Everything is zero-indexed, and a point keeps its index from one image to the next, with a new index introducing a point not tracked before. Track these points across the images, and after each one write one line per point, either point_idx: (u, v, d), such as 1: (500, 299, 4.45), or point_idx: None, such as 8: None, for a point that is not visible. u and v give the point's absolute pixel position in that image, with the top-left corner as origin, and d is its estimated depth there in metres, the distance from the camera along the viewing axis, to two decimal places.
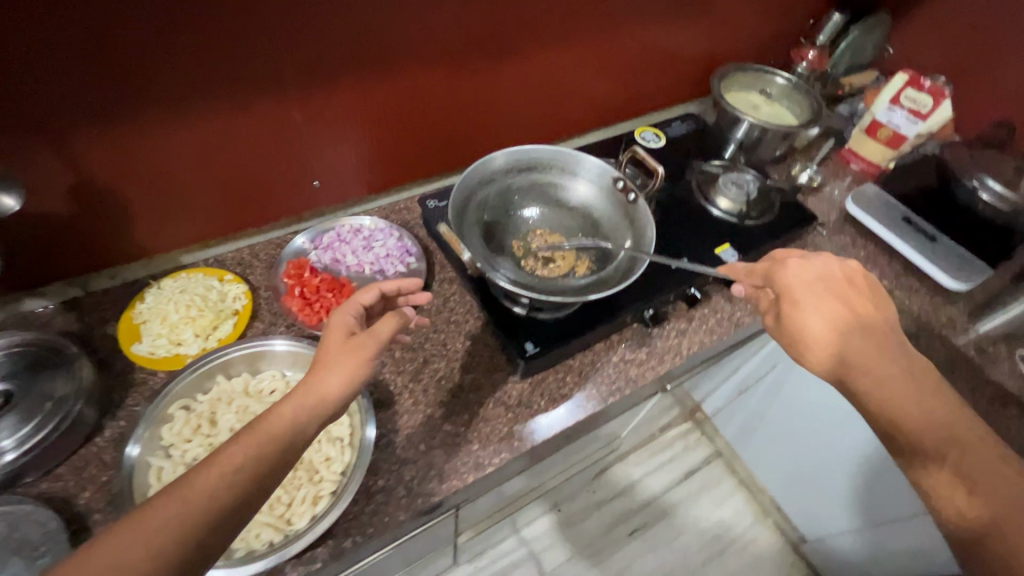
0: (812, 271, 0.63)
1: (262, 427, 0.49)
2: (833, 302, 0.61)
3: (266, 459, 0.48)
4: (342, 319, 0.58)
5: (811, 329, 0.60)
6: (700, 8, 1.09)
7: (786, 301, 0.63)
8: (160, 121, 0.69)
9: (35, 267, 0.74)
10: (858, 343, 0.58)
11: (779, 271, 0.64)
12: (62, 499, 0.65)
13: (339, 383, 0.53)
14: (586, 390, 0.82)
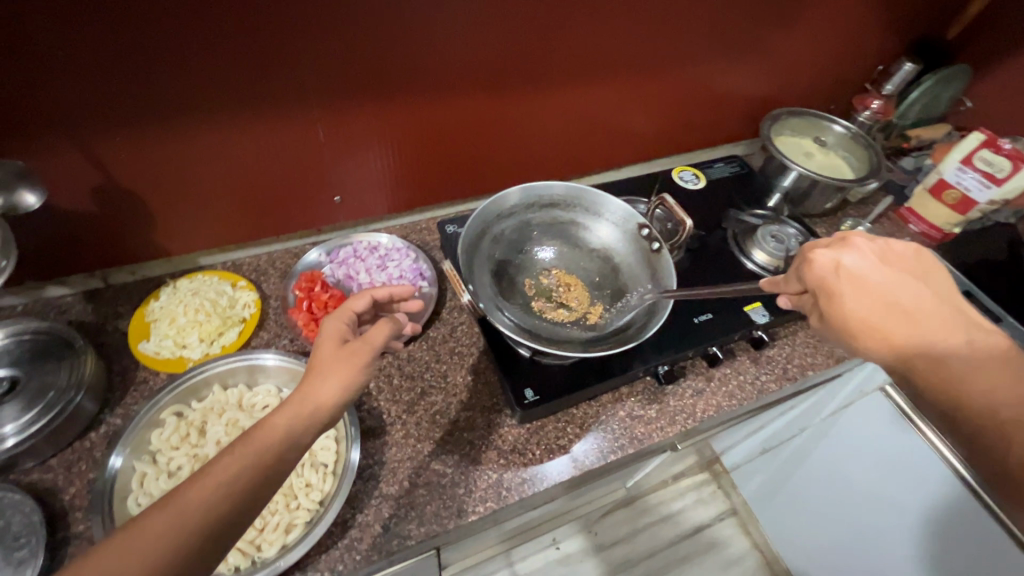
0: (849, 253, 0.52)
1: (253, 439, 0.48)
2: (879, 287, 0.50)
3: (258, 468, 0.47)
4: (336, 324, 0.57)
5: (856, 318, 0.50)
6: (754, 48, 1.03)
7: (820, 293, 0.52)
8: (189, 127, 0.70)
9: (60, 256, 0.76)
10: (906, 322, 0.49)
11: (808, 262, 0.52)
12: (49, 490, 0.65)
13: (334, 391, 0.52)
14: (586, 444, 0.78)
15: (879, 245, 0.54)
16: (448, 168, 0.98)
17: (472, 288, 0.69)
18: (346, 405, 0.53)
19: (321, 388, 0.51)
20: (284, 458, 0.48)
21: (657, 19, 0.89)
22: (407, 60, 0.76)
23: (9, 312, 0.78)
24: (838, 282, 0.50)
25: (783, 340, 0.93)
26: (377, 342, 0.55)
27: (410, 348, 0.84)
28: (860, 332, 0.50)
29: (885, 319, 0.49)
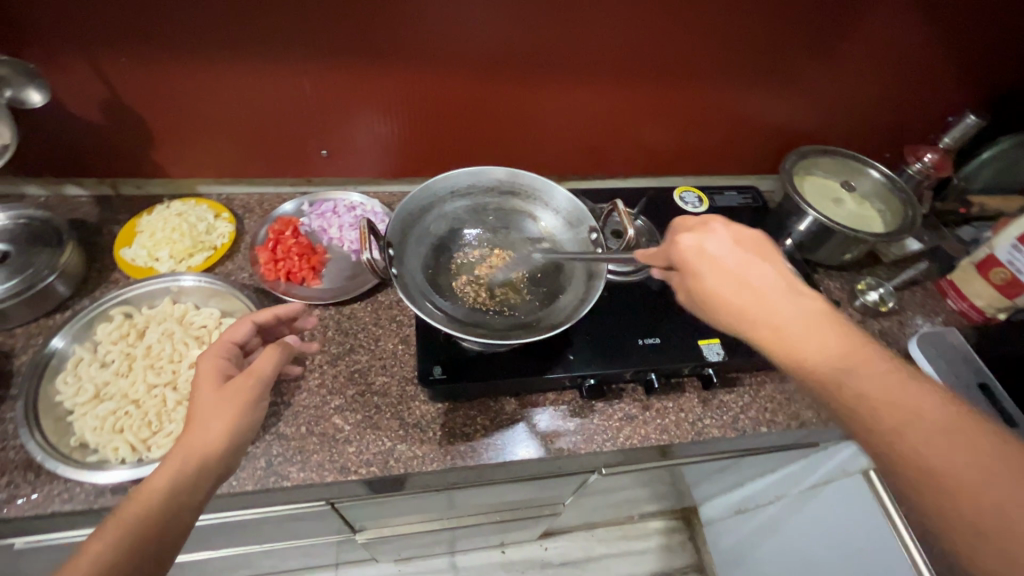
0: (706, 238, 0.59)
1: (130, 510, 0.47)
2: (730, 268, 0.56)
3: (141, 543, 0.46)
4: (213, 362, 0.60)
5: (711, 292, 0.56)
6: (789, 76, 0.95)
7: (685, 271, 0.59)
8: (183, 62, 0.76)
9: (76, 159, 0.86)
10: (753, 295, 0.55)
11: (673, 246, 0.59)
12: (6, 354, 0.74)
13: (221, 432, 0.54)
14: (490, 438, 0.75)
15: (739, 228, 0.60)
16: (440, 144, 0.99)
17: (397, 256, 0.69)
18: (236, 446, 0.55)
19: (207, 434, 0.53)
20: (168, 517, 0.48)
21: (670, 29, 0.84)
22: (393, 29, 0.78)
23: (32, 200, 0.90)
24: (695, 262, 0.58)
25: (742, 389, 0.85)
26: (263, 370, 0.60)
27: (355, 306, 0.87)
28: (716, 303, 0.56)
29: (736, 293, 0.55)
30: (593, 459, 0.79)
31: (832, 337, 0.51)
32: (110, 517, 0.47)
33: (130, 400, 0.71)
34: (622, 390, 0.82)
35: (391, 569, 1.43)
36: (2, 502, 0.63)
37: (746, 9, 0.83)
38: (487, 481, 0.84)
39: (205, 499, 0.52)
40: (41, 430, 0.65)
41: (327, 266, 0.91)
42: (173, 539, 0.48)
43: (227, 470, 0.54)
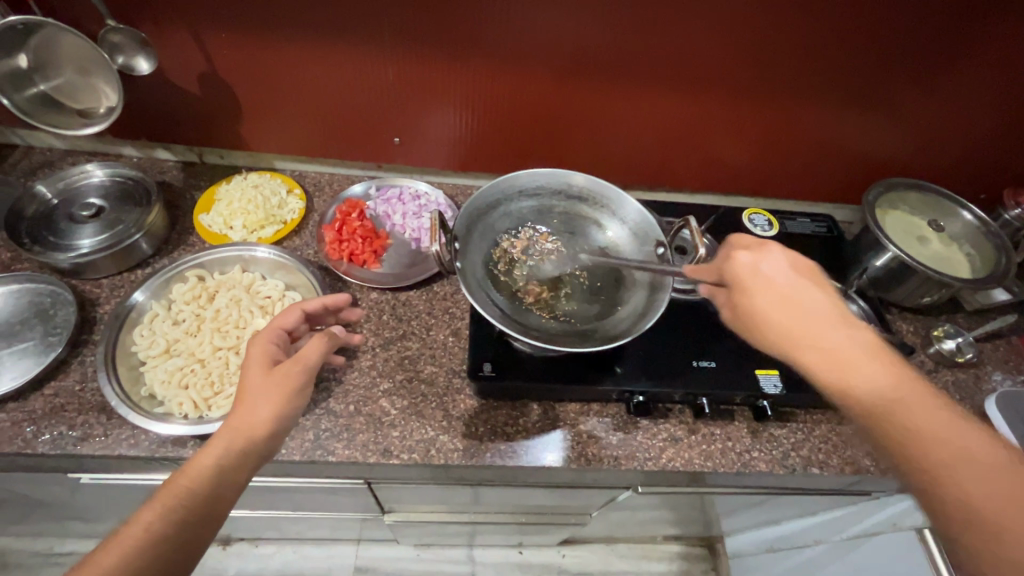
0: (764, 256, 0.56)
1: (178, 485, 0.50)
2: (782, 291, 0.54)
3: (184, 519, 0.49)
4: (263, 347, 0.60)
5: (761, 313, 0.54)
6: (880, 103, 0.90)
7: (735, 287, 0.57)
8: (277, 41, 0.80)
9: (169, 126, 0.92)
10: (807, 319, 0.53)
11: (729, 262, 0.57)
12: (91, 302, 0.80)
13: (266, 415, 0.55)
14: (530, 442, 0.75)
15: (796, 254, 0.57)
16: (508, 141, 0.99)
17: (462, 249, 0.70)
18: (280, 430, 0.56)
19: (252, 417, 0.54)
20: (210, 499, 0.51)
21: (758, 43, 0.81)
22: (475, 22, 0.79)
23: (127, 161, 0.97)
24: (750, 279, 0.56)
25: (796, 425, 0.82)
26: (309, 359, 0.59)
27: (410, 294, 0.88)
28: (765, 326, 0.54)
29: (786, 317, 0.53)
30: (630, 476, 0.78)
31: (885, 371, 0.50)
32: (160, 489, 0.50)
33: (196, 359, 0.75)
34: (668, 410, 0.80)
35: (411, 553, 1.45)
36: (77, 439, 0.68)
37: (842, 28, 0.79)
38: (520, 482, 0.83)
39: (248, 479, 0.53)
40: (118, 377, 0.70)
41: (387, 252, 0.93)
42: (215, 515, 0.51)
43: (270, 452, 0.55)
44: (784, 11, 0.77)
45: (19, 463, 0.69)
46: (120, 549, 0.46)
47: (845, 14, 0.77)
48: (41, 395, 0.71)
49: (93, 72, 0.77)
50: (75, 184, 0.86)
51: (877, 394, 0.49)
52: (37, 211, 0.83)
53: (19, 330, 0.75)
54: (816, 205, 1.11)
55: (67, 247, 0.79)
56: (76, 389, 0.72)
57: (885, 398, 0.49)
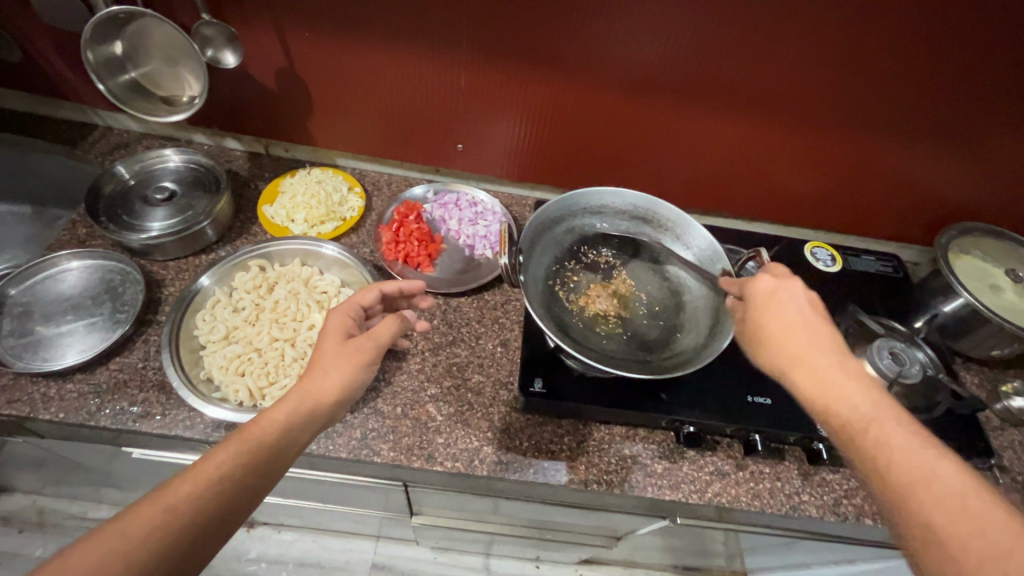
0: (785, 283, 0.59)
1: (252, 432, 0.50)
2: (797, 314, 0.56)
3: (256, 463, 0.48)
4: (340, 319, 0.63)
5: (766, 325, 0.57)
6: (963, 143, 0.86)
7: (750, 305, 0.60)
8: (353, 42, 0.82)
9: (242, 118, 0.95)
10: (804, 340, 0.55)
11: (751, 281, 0.61)
12: (157, 282, 0.82)
13: (335, 383, 0.57)
14: (574, 462, 0.74)
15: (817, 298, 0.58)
16: (567, 154, 0.99)
17: (525, 262, 0.69)
18: (344, 400, 0.57)
19: (324, 383, 0.56)
20: (277, 453, 0.50)
21: (839, 74, 0.79)
22: (552, 34, 0.80)
23: (197, 147, 1.00)
24: (764, 299, 0.59)
25: (850, 471, 0.78)
26: (382, 337, 0.61)
27: (461, 300, 0.88)
28: (770, 342, 0.56)
29: (790, 334, 0.55)
30: (672, 506, 0.76)
31: (872, 397, 0.50)
32: (234, 432, 0.49)
33: (253, 347, 0.76)
34: (717, 443, 0.78)
35: (427, 555, 1.45)
36: (138, 416, 0.70)
37: (932, 64, 0.76)
38: (557, 500, 0.82)
39: (308, 443, 0.54)
40: (179, 358, 0.72)
41: (441, 256, 0.93)
42: (279, 467, 0.50)
43: (331, 421, 0.56)
44: (873, 42, 0.75)
45: (81, 433, 0.72)
46: (196, 481, 0.45)
47: (937, 50, 0.74)
48: (106, 369, 0.73)
49: (178, 60, 0.80)
50: (151, 167, 0.89)
51: (858, 412, 0.49)
52: (114, 190, 0.86)
53: (91, 305, 0.78)
54: (879, 243, 1.08)
55: (139, 228, 0.82)
56: (139, 366, 0.74)
57: (860, 415, 0.48)
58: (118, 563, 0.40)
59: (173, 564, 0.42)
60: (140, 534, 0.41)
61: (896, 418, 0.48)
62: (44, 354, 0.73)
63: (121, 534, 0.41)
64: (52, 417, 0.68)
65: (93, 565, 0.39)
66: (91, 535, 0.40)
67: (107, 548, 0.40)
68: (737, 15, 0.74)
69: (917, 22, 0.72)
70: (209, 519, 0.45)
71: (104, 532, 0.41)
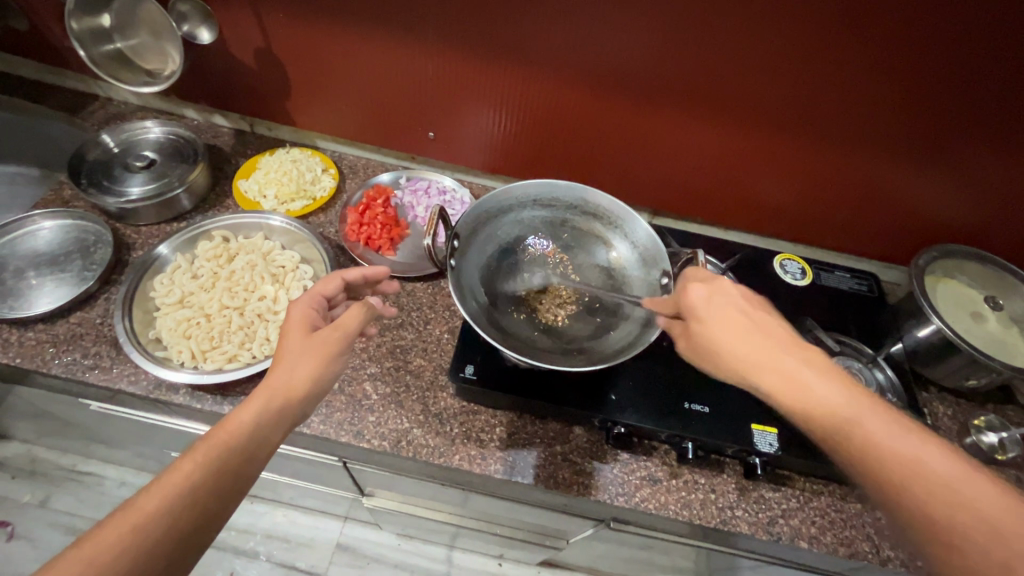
0: (716, 287, 0.56)
1: (219, 438, 0.50)
2: (738, 322, 0.53)
3: (225, 468, 0.49)
4: (304, 311, 0.62)
5: (719, 340, 0.52)
6: (944, 160, 0.82)
7: (691, 317, 0.55)
8: (326, 27, 0.84)
9: (226, 96, 0.98)
10: (753, 341, 0.51)
11: (683, 291, 0.56)
12: (127, 245, 0.87)
13: (305, 377, 0.56)
14: (500, 452, 0.74)
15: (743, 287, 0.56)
16: (540, 149, 0.99)
17: (461, 249, 0.70)
18: (315, 393, 0.57)
19: (291, 377, 0.55)
20: (248, 453, 0.51)
21: (810, 80, 0.77)
22: (516, 27, 0.80)
23: (187, 122, 1.05)
24: (708, 312, 0.54)
25: (791, 491, 0.75)
26: (349, 326, 0.60)
27: (417, 285, 0.89)
28: (721, 352, 0.52)
29: (741, 346, 0.51)
30: (600, 507, 0.75)
31: (844, 388, 0.48)
32: (200, 439, 0.50)
33: (203, 313, 0.79)
34: (653, 448, 0.76)
35: (392, 540, 1.45)
36: (88, 367, 0.73)
37: (907, 73, 0.73)
38: (491, 491, 0.82)
39: (281, 438, 0.54)
40: (131, 317, 0.75)
41: (404, 241, 0.94)
42: (252, 468, 0.51)
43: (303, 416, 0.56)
44: (844, 48, 0.72)
45: (38, 380, 0.76)
46: (162, 495, 0.46)
47: (912, 59, 0.72)
48: (66, 321, 0.77)
49: (163, 36, 0.84)
50: (136, 137, 0.94)
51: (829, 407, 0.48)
52: (99, 156, 0.91)
53: (63, 261, 0.82)
54: (862, 261, 1.03)
55: (116, 192, 0.86)
56: (97, 322, 0.78)
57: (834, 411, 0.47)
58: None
59: None
60: (105, 559, 0.42)
61: (870, 409, 0.48)
62: (13, 303, 0.78)
63: (84, 561, 0.42)
64: (9, 361, 0.73)
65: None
66: (55, 562, 0.41)
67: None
68: (701, 14, 0.73)
69: (888, 28, 0.69)
70: (179, 532, 0.46)
71: (65, 561, 0.41)
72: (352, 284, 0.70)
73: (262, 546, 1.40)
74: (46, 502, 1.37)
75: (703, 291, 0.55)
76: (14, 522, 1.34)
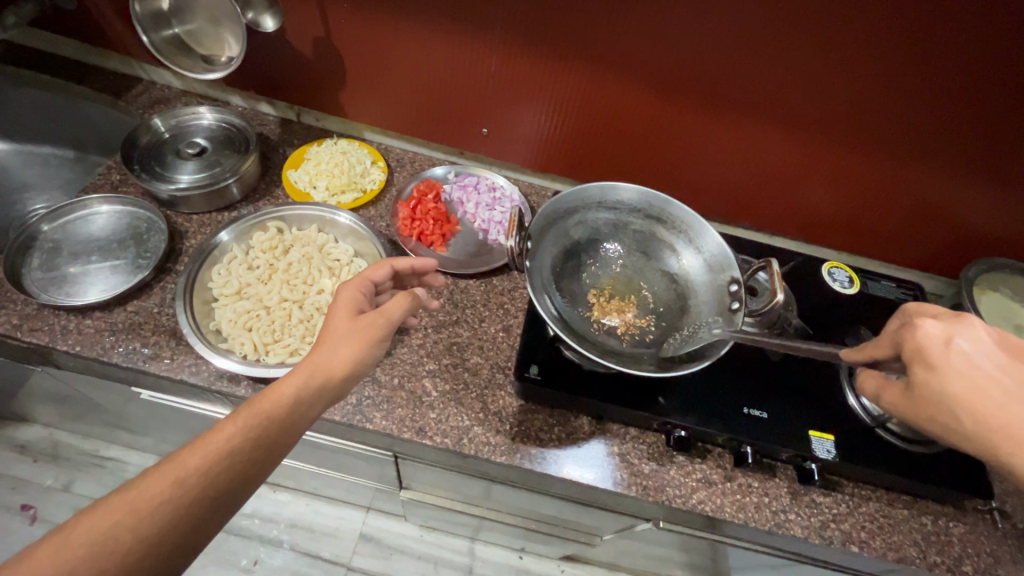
0: (959, 326, 0.48)
1: (259, 406, 0.50)
2: (983, 378, 0.46)
3: (263, 437, 0.49)
4: (352, 294, 0.60)
5: (961, 394, 0.46)
6: (998, 176, 0.83)
7: (919, 363, 0.48)
8: (389, 20, 0.84)
9: (278, 84, 0.98)
10: (1008, 411, 0.45)
11: (916, 329, 0.49)
12: (180, 233, 0.86)
13: (347, 358, 0.55)
14: (560, 452, 0.74)
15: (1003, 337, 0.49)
16: (591, 150, 0.99)
17: (533, 249, 0.70)
18: (356, 375, 0.56)
19: (333, 357, 0.54)
20: (284, 425, 0.51)
21: (876, 91, 0.77)
22: (581, 29, 0.80)
23: (233, 109, 1.04)
24: (949, 361, 0.47)
25: (842, 496, 0.76)
26: (393, 314, 0.58)
27: (470, 282, 0.89)
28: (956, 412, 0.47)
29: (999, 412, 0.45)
30: (655, 508, 0.75)
31: None
32: (243, 405, 0.50)
33: (263, 305, 0.79)
34: (707, 451, 0.77)
35: (414, 532, 1.46)
36: (147, 357, 0.73)
37: (975, 87, 0.73)
38: (541, 489, 0.82)
39: (318, 415, 0.54)
40: (192, 308, 0.75)
41: (455, 237, 0.94)
42: (286, 441, 0.51)
43: (341, 395, 0.55)
44: (915, 60, 0.72)
45: (95, 368, 0.75)
46: (201, 455, 0.46)
47: (981, 74, 0.72)
48: (124, 310, 0.76)
49: (222, 22, 0.83)
50: (186, 124, 0.93)
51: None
52: (150, 141, 0.90)
53: (115, 248, 0.81)
54: (902, 270, 1.05)
55: (169, 179, 0.85)
56: (154, 311, 0.77)
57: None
58: (126, 531, 0.42)
59: (180, 533, 0.44)
60: (143, 509, 0.43)
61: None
62: (68, 290, 0.77)
63: (127, 506, 0.42)
64: (69, 348, 0.72)
65: (105, 532, 0.41)
66: (103, 503, 0.42)
67: (113, 519, 0.42)
68: (774, 20, 0.73)
69: (963, 40, 0.69)
70: (215, 492, 0.46)
71: (112, 503, 0.42)
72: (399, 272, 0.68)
73: (285, 535, 1.40)
74: (69, 486, 1.35)
75: (940, 331, 0.48)
76: (37, 505, 1.32)
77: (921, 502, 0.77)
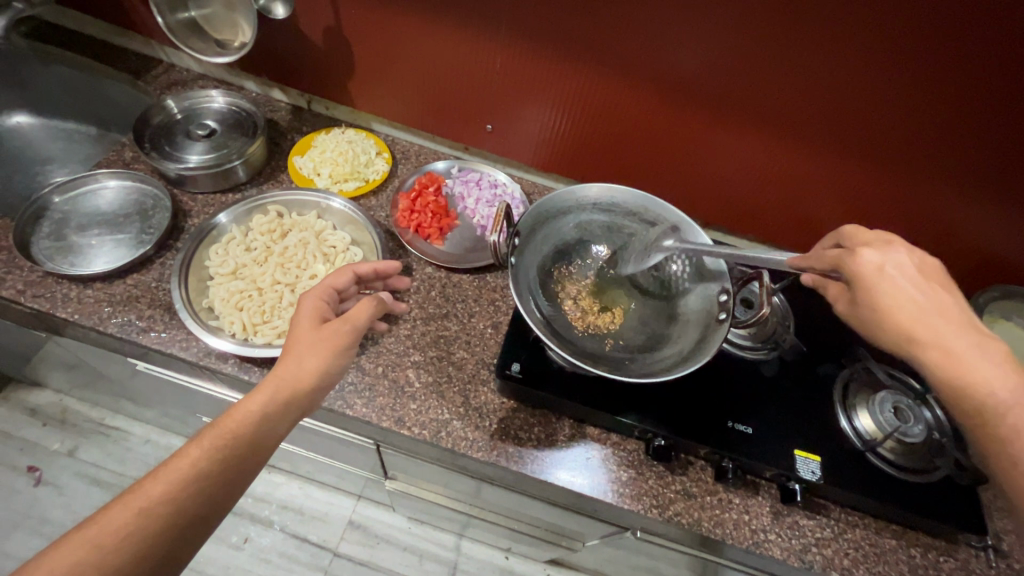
0: (890, 254, 0.53)
1: (226, 426, 0.50)
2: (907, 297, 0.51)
3: (231, 457, 0.49)
4: (315, 302, 0.60)
5: (890, 310, 0.51)
6: (1013, 202, 0.80)
7: (858, 286, 0.53)
8: (396, 14, 0.86)
9: (290, 72, 1.00)
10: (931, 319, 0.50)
11: (853, 259, 0.54)
12: (184, 212, 0.88)
13: (313, 368, 0.54)
14: (537, 453, 0.73)
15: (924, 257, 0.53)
16: (594, 152, 0.98)
17: (520, 246, 0.71)
18: (324, 386, 0.56)
19: (300, 370, 0.54)
20: (253, 446, 0.50)
21: (887, 107, 0.75)
22: (584, 31, 0.80)
23: (247, 94, 1.06)
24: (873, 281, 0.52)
25: (826, 521, 0.74)
26: (359, 321, 0.59)
27: (463, 277, 0.89)
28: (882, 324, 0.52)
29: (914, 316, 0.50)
30: (632, 517, 0.74)
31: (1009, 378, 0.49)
32: (206, 428, 0.50)
33: (255, 286, 0.81)
34: (689, 463, 0.76)
35: (402, 523, 1.46)
36: (141, 329, 0.75)
37: (989, 108, 0.70)
38: (519, 489, 0.82)
39: (288, 430, 0.54)
40: (186, 285, 0.77)
41: (453, 231, 0.95)
42: (254, 462, 0.51)
43: (311, 406, 0.55)
44: (925, 78, 0.70)
45: (92, 337, 0.78)
46: (166, 483, 0.45)
47: (996, 95, 0.69)
48: (123, 282, 0.79)
49: (237, 8, 0.85)
50: (198, 105, 0.95)
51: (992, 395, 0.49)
52: (162, 121, 0.92)
53: (121, 222, 0.84)
54: None
55: (177, 158, 0.87)
56: (151, 286, 0.79)
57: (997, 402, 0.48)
58: (93, 566, 0.41)
59: (154, 562, 0.44)
60: (112, 541, 0.42)
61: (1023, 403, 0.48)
62: (73, 260, 0.79)
63: (91, 541, 0.42)
64: (68, 316, 0.75)
65: (70, 569, 0.40)
66: (65, 540, 0.41)
67: (80, 556, 0.41)
68: (782, 30, 0.71)
69: (980, 61, 0.66)
70: (183, 518, 0.45)
71: (77, 539, 0.42)
72: (361, 277, 0.68)
73: (276, 515, 1.42)
74: (74, 451, 1.38)
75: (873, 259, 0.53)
76: (43, 468, 1.35)
77: (910, 533, 0.74)
